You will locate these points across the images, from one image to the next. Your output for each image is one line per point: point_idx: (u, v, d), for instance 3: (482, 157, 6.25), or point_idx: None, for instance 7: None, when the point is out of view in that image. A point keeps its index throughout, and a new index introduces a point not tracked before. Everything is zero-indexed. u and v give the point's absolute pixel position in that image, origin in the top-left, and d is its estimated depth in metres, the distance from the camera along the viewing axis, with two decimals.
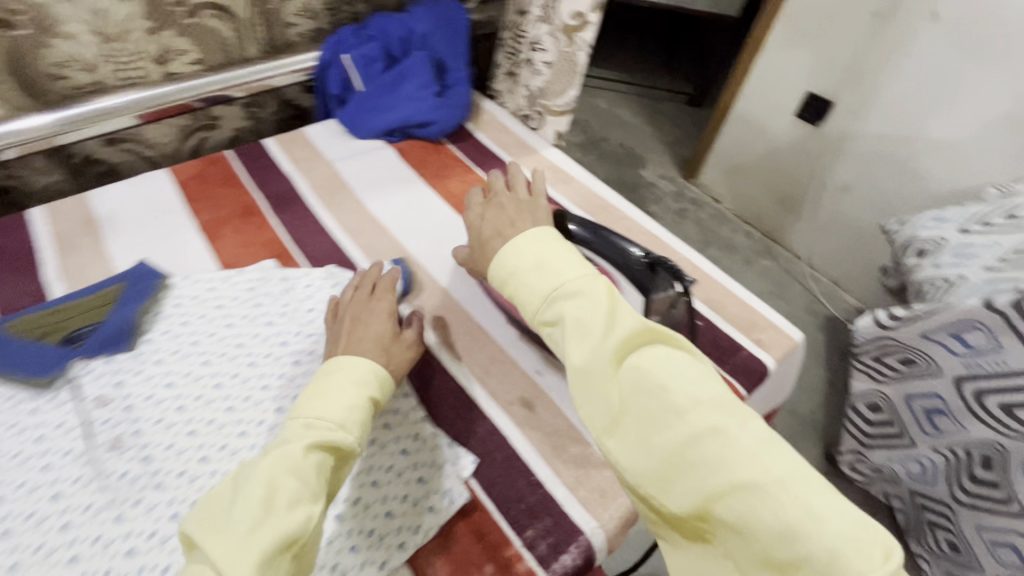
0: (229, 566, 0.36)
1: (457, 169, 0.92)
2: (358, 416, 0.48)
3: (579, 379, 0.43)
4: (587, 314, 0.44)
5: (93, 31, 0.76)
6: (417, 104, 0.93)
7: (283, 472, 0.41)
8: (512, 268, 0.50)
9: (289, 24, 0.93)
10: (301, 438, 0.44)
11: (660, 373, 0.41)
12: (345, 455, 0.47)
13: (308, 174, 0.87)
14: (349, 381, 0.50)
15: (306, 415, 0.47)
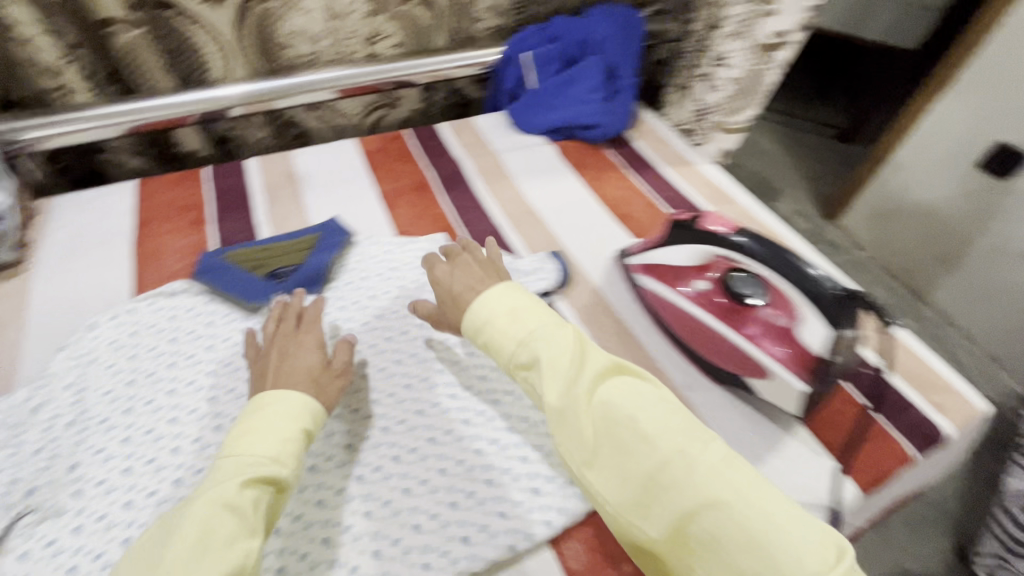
0: None
1: (615, 173, 0.93)
2: (292, 449, 0.46)
3: (559, 415, 0.45)
4: (561, 355, 0.47)
5: (324, 9, 0.84)
6: (586, 106, 0.94)
7: (215, 512, 0.39)
8: (487, 317, 0.51)
9: (477, 20, 0.97)
10: (234, 474, 0.42)
11: (625, 404, 0.44)
12: (282, 490, 0.44)
13: (476, 159, 0.92)
14: (280, 416, 0.47)
15: (237, 453, 0.44)
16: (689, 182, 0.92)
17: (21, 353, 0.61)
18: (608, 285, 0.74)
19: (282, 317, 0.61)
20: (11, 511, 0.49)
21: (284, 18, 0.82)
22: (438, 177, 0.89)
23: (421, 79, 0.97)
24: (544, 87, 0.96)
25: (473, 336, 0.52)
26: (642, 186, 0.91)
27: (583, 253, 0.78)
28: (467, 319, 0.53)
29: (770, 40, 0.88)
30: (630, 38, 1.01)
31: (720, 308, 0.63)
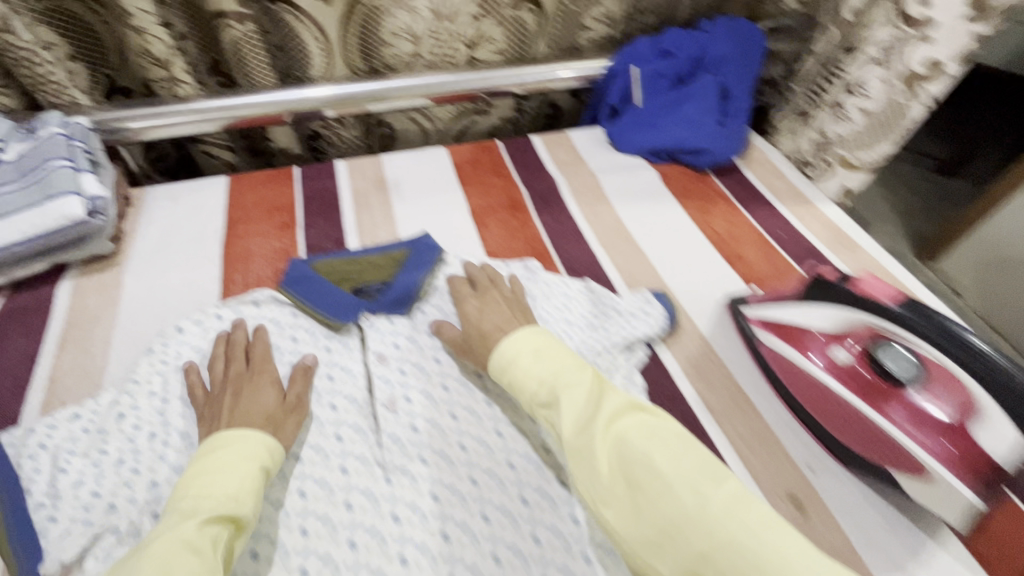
0: None
1: (722, 206, 0.84)
2: (253, 486, 0.44)
3: (574, 450, 0.45)
4: (574, 393, 0.48)
5: (431, 9, 0.79)
6: (697, 129, 0.85)
7: (178, 551, 0.38)
8: (512, 354, 0.53)
9: (584, 27, 0.91)
10: (192, 515, 0.41)
11: (639, 442, 0.43)
12: (242, 530, 0.43)
13: (571, 178, 0.86)
14: (240, 454, 0.46)
15: (194, 493, 0.43)
16: (806, 223, 0.82)
17: (107, 352, 0.59)
18: (717, 337, 0.66)
19: (229, 354, 0.58)
20: (90, 529, 0.47)
21: (389, 16, 0.78)
22: (532, 196, 0.83)
23: (518, 90, 0.90)
24: (651, 105, 0.88)
25: (500, 376, 0.54)
26: (753, 222, 0.82)
27: (689, 296, 0.71)
28: (495, 356, 0.54)
29: (923, 71, 0.75)
30: (749, 57, 0.92)
31: (864, 384, 0.57)
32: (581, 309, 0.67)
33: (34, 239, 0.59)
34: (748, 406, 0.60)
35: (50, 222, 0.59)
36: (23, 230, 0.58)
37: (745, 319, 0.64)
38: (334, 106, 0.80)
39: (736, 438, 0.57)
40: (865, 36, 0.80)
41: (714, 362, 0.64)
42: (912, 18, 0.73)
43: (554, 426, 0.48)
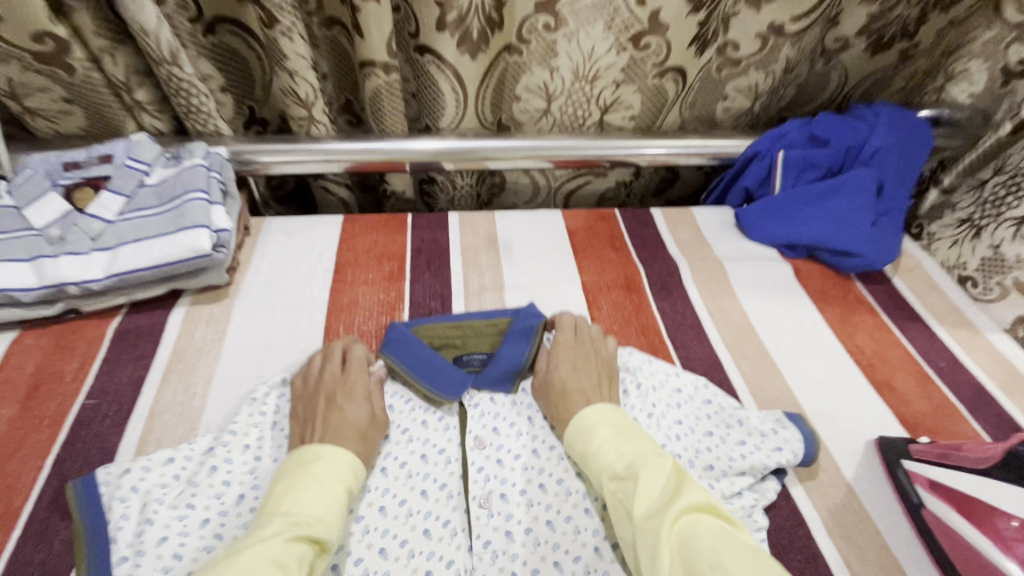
0: None
1: (867, 318, 0.74)
2: (339, 509, 0.45)
3: (641, 533, 0.43)
4: (649, 475, 0.46)
5: (573, 70, 0.75)
6: (847, 229, 0.76)
7: (263, 564, 0.39)
8: (593, 422, 0.52)
9: (723, 97, 0.84)
10: (278, 528, 0.42)
11: (711, 537, 0.41)
12: (325, 549, 0.43)
13: (693, 262, 0.78)
14: (330, 473, 0.47)
15: (282, 509, 0.44)
16: (972, 355, 0.70)
17: (207, 393, 0.57)
18: (863, 484, 0.56)
19: (329, 354, 0.59)
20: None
21: (528, 72, 0.76)
22: (650, 277, 0.76)
23: (644, 163, 0.85)
24: (794, 194, 0.79)
25: (573, 440, 0.53)
26: (905, 343, 0.71)
27: (829, 426, 0.61)
28: (575, 421, 0.53)
29: None
30: (912, 153, 0.82)
31: None
32: (694, 409, 0.60)
33: (161, 269, 0.59)
34: None
35: (177, 251, 0.59)
36: (153, 258, 0.59)
37: (904, 472, 0.55)
38: (449, 159, 0.77)
39: None
40: None
41: (860, 519, 0.53)
42: None
43: (623, 502, 0.46)
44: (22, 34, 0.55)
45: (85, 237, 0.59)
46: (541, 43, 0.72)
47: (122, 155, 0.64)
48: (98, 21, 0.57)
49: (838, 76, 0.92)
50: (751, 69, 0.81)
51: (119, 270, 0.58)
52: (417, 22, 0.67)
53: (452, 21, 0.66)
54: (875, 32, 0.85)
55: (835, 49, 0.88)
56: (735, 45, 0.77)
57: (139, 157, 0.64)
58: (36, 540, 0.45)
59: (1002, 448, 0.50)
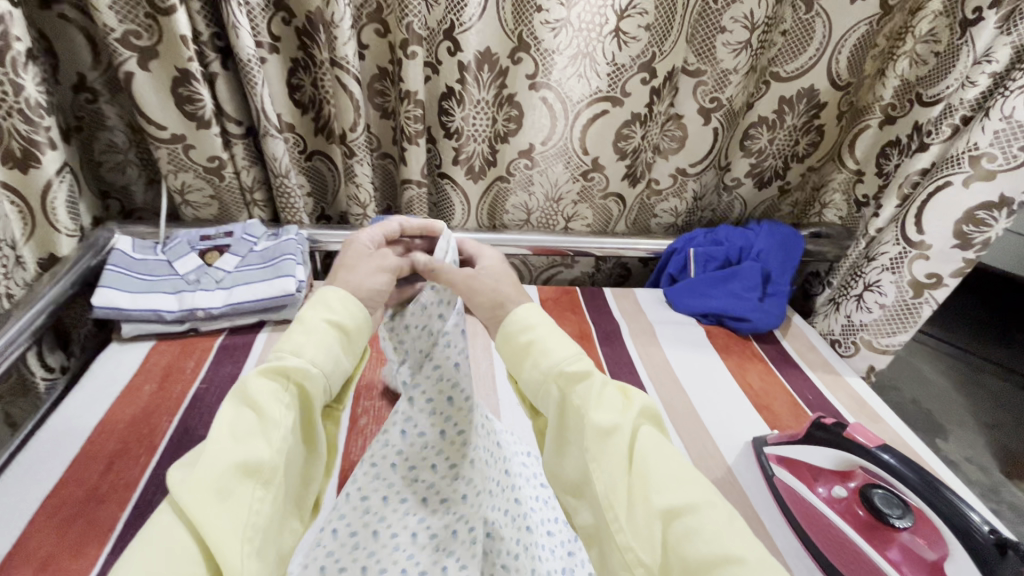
0: (192, 478, 0.40)
1: (757, 365, 0.99)
2: (317, 351, 0.48)
3: (599, 437, 0.47)
4: (604, 390, 0.51)
5: (545, 193, 1.11)
6: (740, 302, 1.05)
7: (244, 411, 0.45)
8: (536, 319, 0.55)
9: (654, 216, 1.19)
10: (261, 371, 0.47)
11: (657, 452, 0.48)
12: (307, 385, 0.46)
13: (631, 323, 1.07)
14: (313, 313, 0.50)
15: (271, 358, 0.47)
16: (835, 393, 0.95)
17: None
18: (739, 465, 0.77)
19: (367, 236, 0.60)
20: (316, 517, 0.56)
21: (513, 195, 1.10)
22: (599, 331, 1.04)
23: (598, 252, 1.15)
24: (702, 276, 1.09)
25: (519, 332, 0.54)
26: (785, 383, 0.96)
27: (719, 430, 0.84)
28: (512, 318, 0.54)
29: (926, 281, 0.91)
30: (791, 252, 1.14)
31: (860, 521, 0.66)
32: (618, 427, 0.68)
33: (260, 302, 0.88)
34: (762, 527, 0.69)
35: (273, 291, 0.88)
36: (257, 295, 0.88)
37: (763, 455, 0.75)
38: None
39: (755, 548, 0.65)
40: (879, 248, 0.97)
41: (735, 485, 0.74)
42: (912, 239, 0.91)
43: (575, 403, 0.49)
44: (201, 157, 0.89)
45: (212, 280, 0.89)
46: (523, 175, 1.07)
47: (239, 231, 0.94)
48: (245, 150, 0.93)
49: (740, 206, 1.24)
50: (669, 196, 1.14)
51: (233, 301, 0.87)
52: (440, 159, 1.02)
53: (463, 159, 1.01)
54: (756, 175, 1.17)
55: (732, 185, 1.20)
56: (656, 181, 1.12)
57: (253, 234, 0.95)
58: (169, 461, 0.68)
59: (804, 428, 0.73)
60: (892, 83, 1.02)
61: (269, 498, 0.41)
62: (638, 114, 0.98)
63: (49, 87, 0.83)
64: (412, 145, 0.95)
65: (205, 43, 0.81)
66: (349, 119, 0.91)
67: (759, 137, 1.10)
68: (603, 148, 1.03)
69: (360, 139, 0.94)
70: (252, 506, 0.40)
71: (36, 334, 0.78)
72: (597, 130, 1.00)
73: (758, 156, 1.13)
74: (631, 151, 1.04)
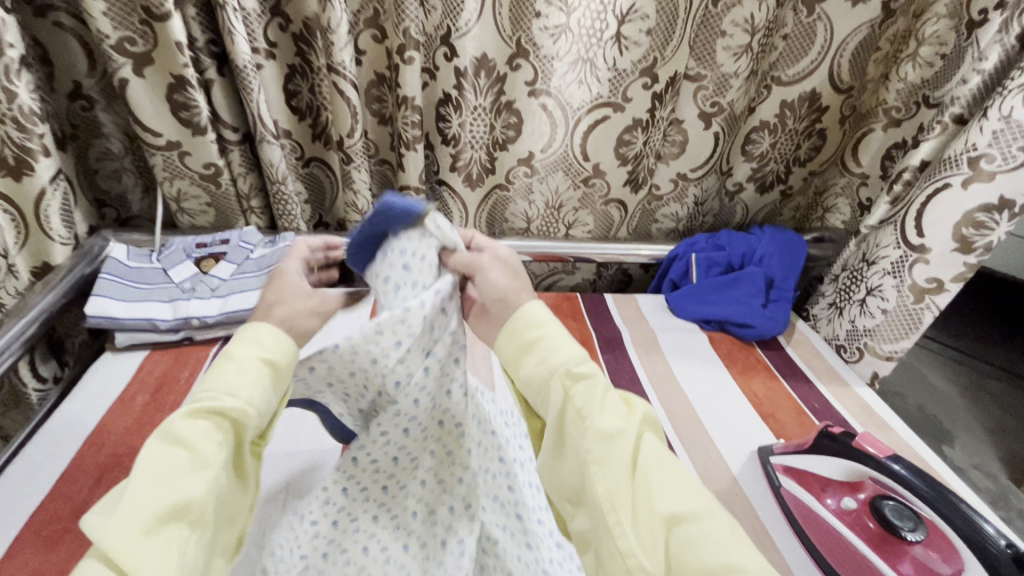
0: (110, 526, 0.37)
1: (761, 372, 0.98)
2: (255, 388, 0.44)
3: (603, 441, 0.46)
4: (608, 394, 0.49)
5: (545, 200, 1.09)
6: (743, 308, 1.04)
7: (170, 448, 0.41)
8: (543, 318, 0.53)
9: (655, 222, 1.18)
10: (188, 407, 0.43)
11: (660, 458, 0.46)
12: (243, 422, 0.43)
13: (633, 329, 1.06)
14: (245, 348, 0.46)
15: (199, 393, 0.43)
16: (841, 401, 0.94)
17: None
18: (745, 476, 0.75)
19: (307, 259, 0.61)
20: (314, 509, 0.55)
21: (513, 202, 1.09)
22: (600, 338, 1.02)
23: (599, 258, 1.13)
24: (704, 282, 1.08)
25: (526, 329, 0.52)
26: (790, 391, 0.95)
27: (724, 439, 0.82)
28: (522, 314, 0.53)
29: (927, 285, 0.90)
30: (794, 256, 1.12)
31: (870, 533, 0.64)
32: None
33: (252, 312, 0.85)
34: (768, 539, 0.67)
35: None
36: (252, 302, 0.87)
37: (771, 465, 0.73)
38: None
39: None
40: (879, 252, 0.96)
41: (740, 496, 0.72)
42: (913, 243, 0.89)
43: (578, 405, 0.48)
44: (198, 164, 0.89)
45: (207, 288, 0.88)
46: (523, 183, 1.06)
47: (236, 238, 0.94)
48: (242, 156, 0.92)
49: (742, 211, 1.23)
50: (670, 202, 1.13)
51: (229, 310, 0.86)
52: (439, 165, 1.01)
53: (461, 165, 1.00)
54: (759, 180, 1.16)
55: (734, 191, 1.19)
56: (657, 186, 1.11)
57: (249, 241, 0.94)
58: None
59: (809, 438, 0.71)
60: (896, 87, 1.01)
61: (197, 538, 0.39)
62: (639, 119, 0.97)
63: (44, 94, 0.82)
64: (409, 151, 0.94)
65: (201, 50, 0.80)
66: (345, 125, 0.90)
67: (761, 142, 1.09)
68: (603, 154, 1.02)
69: (357, 145, 0.93)
70: (178, 548, 0.38)
71: (29, 344, 0.77)
72: (597, 135, 0.99)
73: (760, 161, 1.12)
74: (632, 157, 1.02)
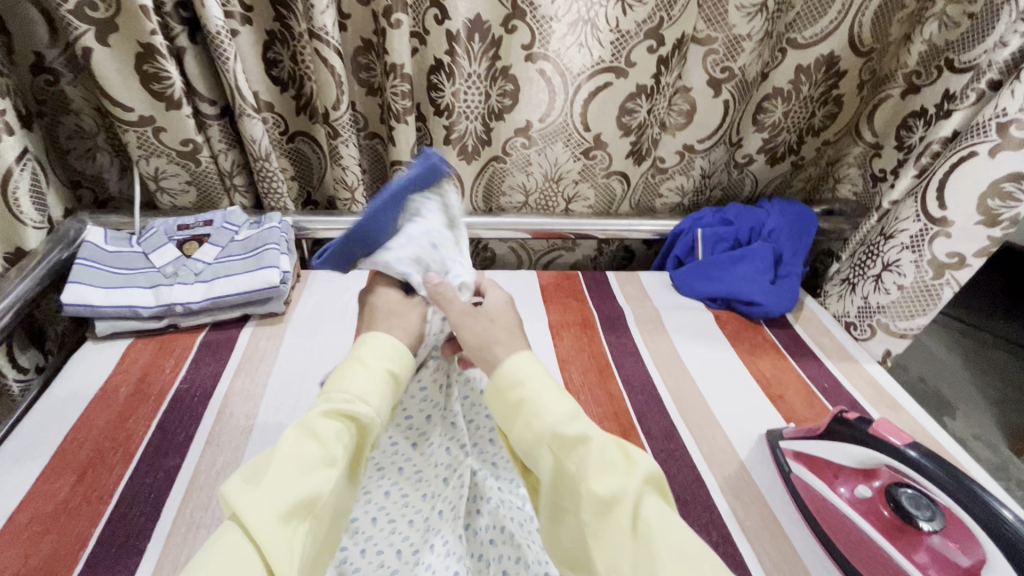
0: (248, 508, 0.38)
1: (770, 351, 0.95)
2: (381, 395, 0.47)
3: (597, 513, 0.43)
4: (604, 451, 0.45)
5: (544, 173, 1.02)
6: (751, 285, 1.00)
7: (303, 440, 0.42)
8: (527, 375, 0.50)
9: (659, 196, 1.12)
10: (325, 403, 0.45)
11: (665, 528, 0.41)
12: (368, 428, 0.46)
13: (637, 308, 1.02)
14: (372, 355, 0.49)
15: (331, 388, 0.47)
16: (852, 380, 0.91)
17: (266, 384, 0.77)
18: (753, 462, 0.73)
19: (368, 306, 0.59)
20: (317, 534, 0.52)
21: (510, 176, 1.03)
22: (602, 318, 0.99)
23: (600, 235, 1.08)
24: (710, 259, 1.04)
25: (510, 389, 0.50)
26: (799, 371, 0.92)
27: (731, 422, 0.79)
28: (504, 371, 0.50)
29: (948, 260, 0.86)
30: (803, 231, 1.08)
31: (885, 522, 0.62)
32: None
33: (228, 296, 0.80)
34: (777, 528, 0.65)
35: (255, 284, 0.83)
36: (239, 288, 0.82)
37: (779, 449, 0.72)
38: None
39: (765, 556, 0.62)
40: (897, 225, 0.91)
41: (748, 483, 0.70)
42: (934, 216, 0.85)
43: (572, 473, 0.45)
44: (174, 140, 0.83)
45: (191, 272, 0.84)
46: (520, 155, 0.99)
47: (219, 220, 0.89)
48: (222, 132, 0.87)
49: (752, 183, 1.18)
50: (675, 174, 1.08)
51: (214, 294, 0.82)
52: (431, 138, 0.95)
53: (455, 138, 0.94)
54: (770, 150, 1.11)
55: (744, 163, 1.13)
56: (661, 158, 1.05)
57: (233, 222, 0.89)
58: (147, 469, 0.64)
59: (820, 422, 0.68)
60: (919, 49, 0.96)
61: (315, 533, 0.40)
62: (644, 86, 0.90)
63: (4, 68, 0.76)
64: (400, 123, 0.89)
65: (169, 15, 0.74)
66: (329, 97, 0.84)
67: (774, 110, 1.04)
68: (605, 125, 0.95)
69: (345, 118, 0.88)
70: (299, 548, 0.38)
71: (3, 334, 0.74)
72: (598, 105, 0.92)
73: (772, 131, 1.06)
74: (636, 126, 0.95)
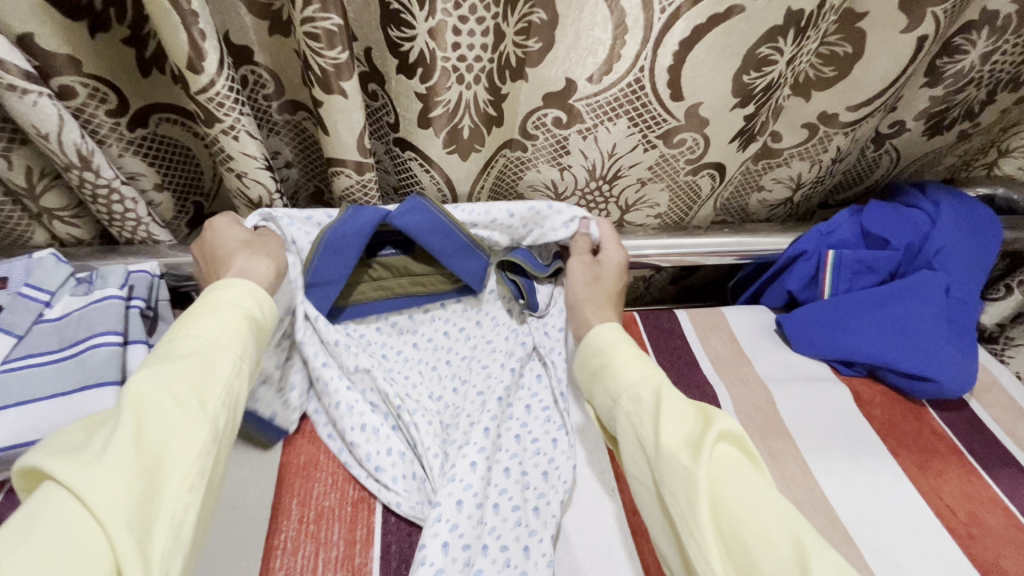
0: (87, 488, 0.31)
1: (954, 465, 0.60)
2: (236, 334, 0.42)
3: (665, 459, 0.41)
4: (674, 405, 0.44)
5: (587, 168, 0.60)
6: (918, 347, 0.62)
7: (153, 393, 0.36)
8: (599, 344, 0.52)
9: (759, 189, 0.72)
10: (174, 359, 0.39)
11: (730, 473, 0.39)
12: (235, 375, 0.41)
13: (735, 389, 0.65)
14: (226, 301, 0.43)
15: (173, 339, 0.40)
16: None
17: None
18: None
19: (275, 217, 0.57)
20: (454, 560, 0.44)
21: (533, 168, 0.62)
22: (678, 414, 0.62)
23: (669, 264, 0.69)
24: (847, 299, 0.66)
25: (592, 356, 0.52)
26: (1003, 499, 0.57)
27: None
28: (591, 339, 0.53)
29: None
30: (987, 246, 0.68)
31: None
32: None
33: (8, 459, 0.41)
34: None
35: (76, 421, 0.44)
36: (38, 429, 0.44)
37: None
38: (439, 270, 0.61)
39: None
40: None
41: None
42: None
43: (637, 426, 0.45)
44: None
45: None
46: (550, 139, 0.57)
47: (18, 278, 0.50)
48: None
49: (890, 160, 0.79)
50: (793, 160, 0.67)
51: None
52: (397, 112, 0.53)
53: (438, 116, 0.51)
54: (937, 116, 0.71)
55: (889, 136, 0.74)
56: (778, 134, 0.64)
57: (40, 284, 0.50)
58: None
59: None
60: None
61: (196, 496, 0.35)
62: (795, 14, 0.47)
63: None
64: (331, 93, 0.47)
65: None
66: (178, 47, 0.42)
67: (970, 49, 0.62)
68: (709, 88, 0.52)
69: (221, 85, 0.45)
70: (167, 514, 0.33)
71: None
72: (705, 55, 0.49)
73: (956, 87, 0.66)
74: (760, 91, 0.53)
